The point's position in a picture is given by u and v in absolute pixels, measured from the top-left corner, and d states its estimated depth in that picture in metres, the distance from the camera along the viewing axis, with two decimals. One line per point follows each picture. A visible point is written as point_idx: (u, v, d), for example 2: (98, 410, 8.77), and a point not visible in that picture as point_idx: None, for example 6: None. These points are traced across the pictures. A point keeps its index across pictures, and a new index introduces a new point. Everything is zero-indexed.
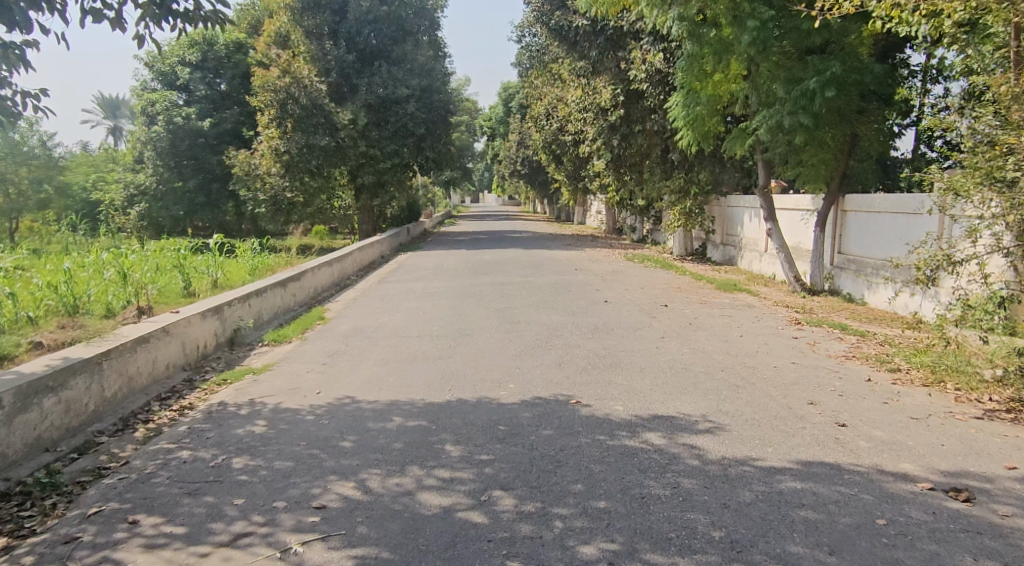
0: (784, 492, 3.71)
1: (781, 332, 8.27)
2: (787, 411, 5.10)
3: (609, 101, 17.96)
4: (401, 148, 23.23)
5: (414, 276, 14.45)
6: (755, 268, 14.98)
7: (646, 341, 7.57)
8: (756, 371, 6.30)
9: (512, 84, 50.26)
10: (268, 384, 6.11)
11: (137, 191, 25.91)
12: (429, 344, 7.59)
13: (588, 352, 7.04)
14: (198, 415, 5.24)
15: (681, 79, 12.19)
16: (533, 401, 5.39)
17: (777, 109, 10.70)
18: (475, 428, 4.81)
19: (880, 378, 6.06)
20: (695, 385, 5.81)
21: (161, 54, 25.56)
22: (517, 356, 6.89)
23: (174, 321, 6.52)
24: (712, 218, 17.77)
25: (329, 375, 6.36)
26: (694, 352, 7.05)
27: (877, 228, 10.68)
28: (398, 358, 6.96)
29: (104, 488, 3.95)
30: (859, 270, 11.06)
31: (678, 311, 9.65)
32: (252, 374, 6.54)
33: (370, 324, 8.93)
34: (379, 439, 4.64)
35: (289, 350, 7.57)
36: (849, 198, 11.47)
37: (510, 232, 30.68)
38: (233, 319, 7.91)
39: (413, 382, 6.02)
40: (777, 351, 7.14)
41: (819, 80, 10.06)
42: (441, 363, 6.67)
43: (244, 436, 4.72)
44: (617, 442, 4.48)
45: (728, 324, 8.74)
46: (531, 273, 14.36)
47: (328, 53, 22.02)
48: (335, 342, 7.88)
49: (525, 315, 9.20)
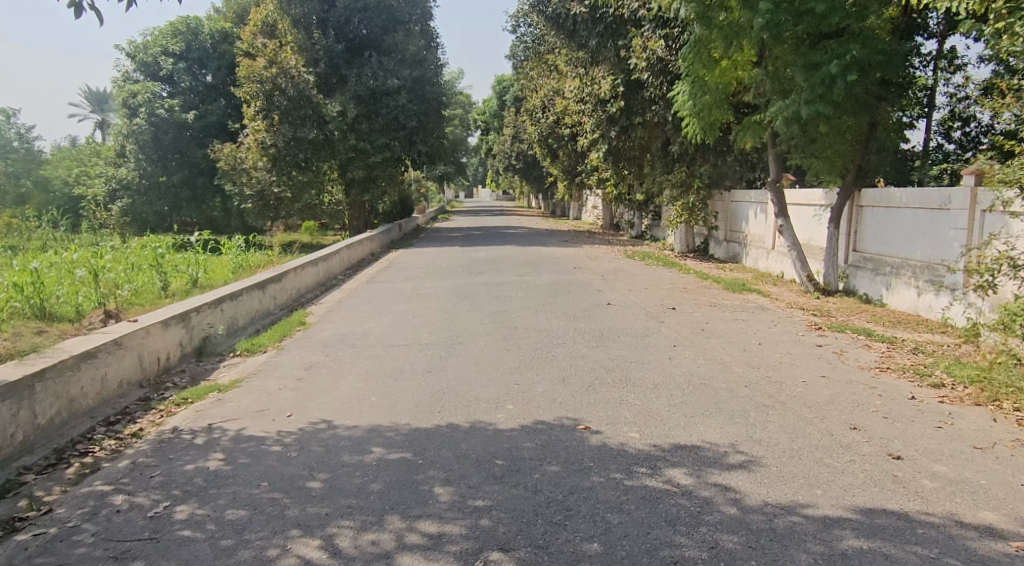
0: (848, 553, 3.02)
1: (802, 339, 7.58)
2: (829, 439, 4.42)
3: (608, 92, 17.18)
4: (392, 142, 22.40)
5: (405, 275, 13.74)
6: (761, 265, 14.32)
7: (655, 351, 6.87)
8: (784, 387, 5.62)
9: (505, 77, 49.51)
10: (234, 405, 5.37)
11: (120, 186, 25.06)
12: (418, 355, 6.87)
13: (594, 365, 6.33)
14: (147, 447, 4.52)
15: (687, 68, 11.50)
16: (535, 426, 4.70)
17: (793, 98, 10.02)
18: (469, 463, 4.12)
19: (925, 396, 5.36)
20: (718, 405, 5.13)
21: (143, 44, 24.74)
22: (515, 369, 6.19)
23: (130, 332, 5.79)
24: (715, 214, 17.05)
25: (302, 394, 5.63)
26: (712, 365, 6.34)
27: (897, 225, 10.03)
28: (383, 372, 6.24)
29: (14, 547, 3.24)
30: (877, 268, 10.39)
31: (688, 315, 8.95)
32: (217, 391, 5.81)
33: (355, 331, 8.21)
34: (354, 479, 3.95)
35: (262, 362, 6.84)
36: (865, 193, 10.79)
37: (505, 227, 29.90)
38: (202, 326, 7.19)
39: (399, 402, 5.32)
40: (803, 363, 6.43)
41: (840, 64, 9.41)
42: (430, 378, 5.96)
43: (194, 475, 4.00)
44: (636, 483, 3.79)
45: (743, 330, 8.04)
46: (528, 272, 13.67)
47: (316, 43, 21.25)
48: (313, 352, 7.15)
49: (523, 320, 8.50)
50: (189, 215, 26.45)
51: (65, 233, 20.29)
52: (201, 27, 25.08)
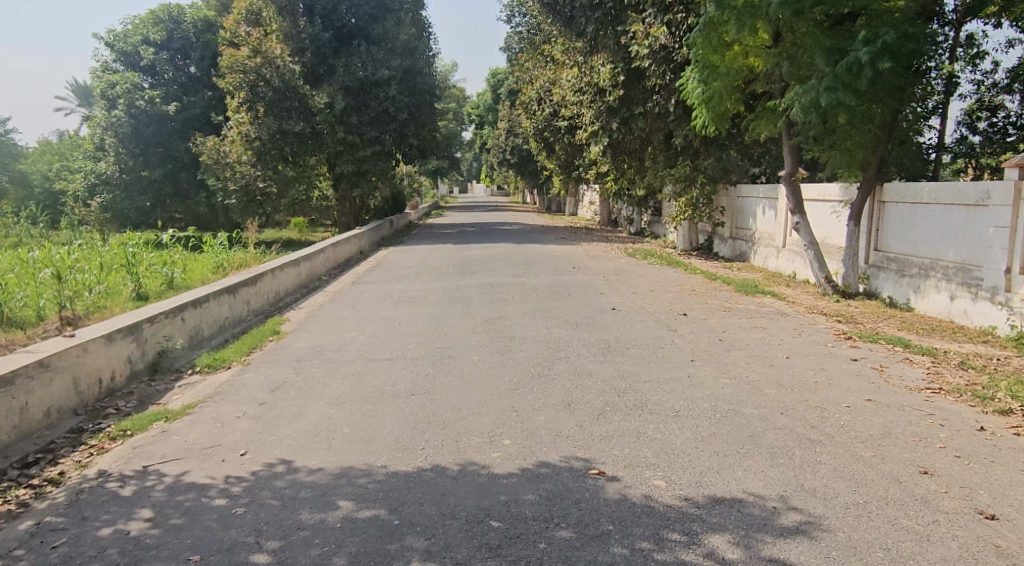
0: None
1: (833, 351, 6.74)
2: (900, 488, 3.61)
3: (607, 81, 16.33)
4: (383, 135, 21.32)
5: (394, 275, 12.91)
6: (771, 264, 13.54)
7: (672, 367, 6.05)
8: (827, 415, 4.80)
9: (500, 71, 48.63)
10: (180, 439, 4.53)
11: (99, 180, 24.10)
12: (400, 372, 6.03)
13: (603, 386, 5.50)
14: (63, 501, 3.69)
15: (696, 52, 10.68)
16: (539, 471, 3.88)
17: (813, 84, 9.21)
18: (457, 525, 3.30)
19: (997, 428, 4.55)
20: (756, 440, 4.32)
21: (123, 33, 23.79)
22: (512, 392, 5.36)
23: (61, 351, 4.93)
24: (720, 210, 16.24)
25: (263, 424, 4.79)
26: (738, 385, 5.51)
27: (924, 222, 9.26)
28: (359, 395, 5.40)
29: None
30: (902, 270, 9.60)
31: (701, 322, 8.14)
32: (164, 420, 4.97)
33: (334, 342, 7.36)
34: (312, 549, 3.13)
35: (224, 381, 5.99)
36: (889, 187, 10.02)
37: (501, 224, 28.94)
38: (156, 339, 6.34)
39: (377, 437, 4.48)
40: (841, 383, 5.60)
41: (869, 51, 8.51)
42: (415, 404, 5.13)
43: (108, 545, 3.18)
44: (669, 557, 2.97)
45: (765, 340, 7.21)
46: (524, 272, 12.87)
47: (303, 31, 20.26)
48: (282, 369, 6.29)
49: (520, 329, 7.68)
50: (173, 211, 25.52)
51: (45, 229, 19.48)
52: (183, 15, 23.98)
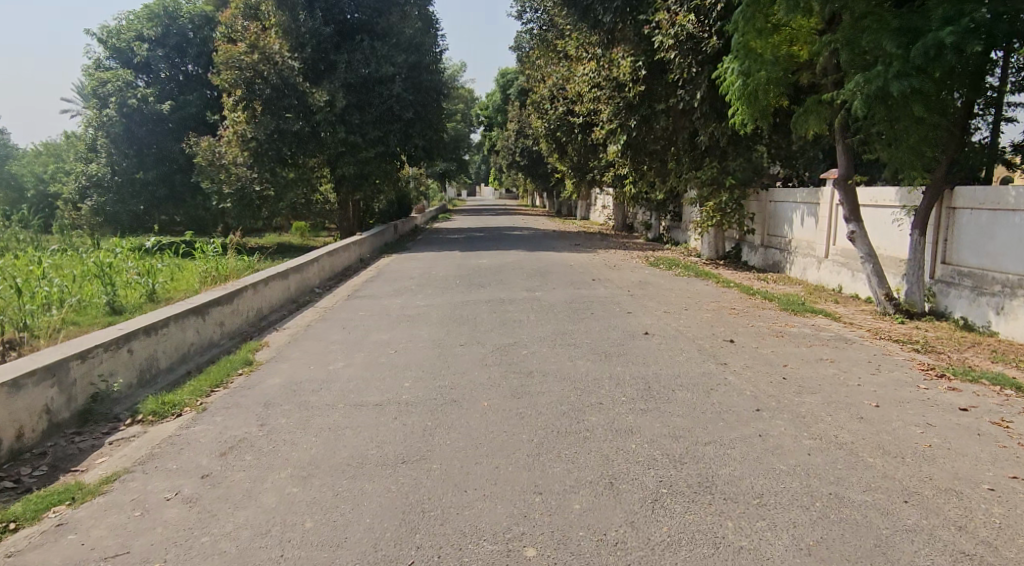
0: None
1: (931, 396, 5.37)
2: None
3: (627, 76, 15.05)
4: (386, 135, 19.96)
5: (395, 288, 11.64)
6: (811, 276, 12.18)
7: (739, 422, 4.71)
8: (976, 506, 3.46)
9: (511, 69, 47.39)
10: (76, 540, 3.28)
11: (90, 182, 22.90)
12: (390, 427, 4.72)
13: (654, 451, 4.20)
14: None
15: (735, 35, 9.29)
16: None
17: (880, 71, 7.79)
18: None
19: None
20: (893, 557, 3.00)
21: (116, 29, 22.64)
22: (535, 462, 4.04)
23: None
24: (751, 216, 14.88)
25: (199, 513, 3.52)
26: (831, 452, 4.18)
27: (1008, 232, 7.92)
28: (335, 465, 4.09)
29: None
30: (979, 286, 8.26)
31: (755, 352, 6.81)
32: (71, 502, 3.70)
33: (314, 378, 6.07)
34: None
35: (166, 437, 4.71)
36: (960, 192, 8.67)
37: (509, 228, 27.67)
38: (85, 379, 5.05)
39: (352, 541, 3.20)
40: (964, 448, 4.27)
41: (956, 31, 7.10)
42: (401, 484, 3.79)
43: None
44: None
45: (840, 380, 5.85)
46: (539, 285, 11.57)
47: (301, 24, 18.92)
48: (245, 418, 5.03)
49: (536, 362, 6.37)
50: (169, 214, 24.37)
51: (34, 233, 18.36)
52: (180, 11, 22.98)
